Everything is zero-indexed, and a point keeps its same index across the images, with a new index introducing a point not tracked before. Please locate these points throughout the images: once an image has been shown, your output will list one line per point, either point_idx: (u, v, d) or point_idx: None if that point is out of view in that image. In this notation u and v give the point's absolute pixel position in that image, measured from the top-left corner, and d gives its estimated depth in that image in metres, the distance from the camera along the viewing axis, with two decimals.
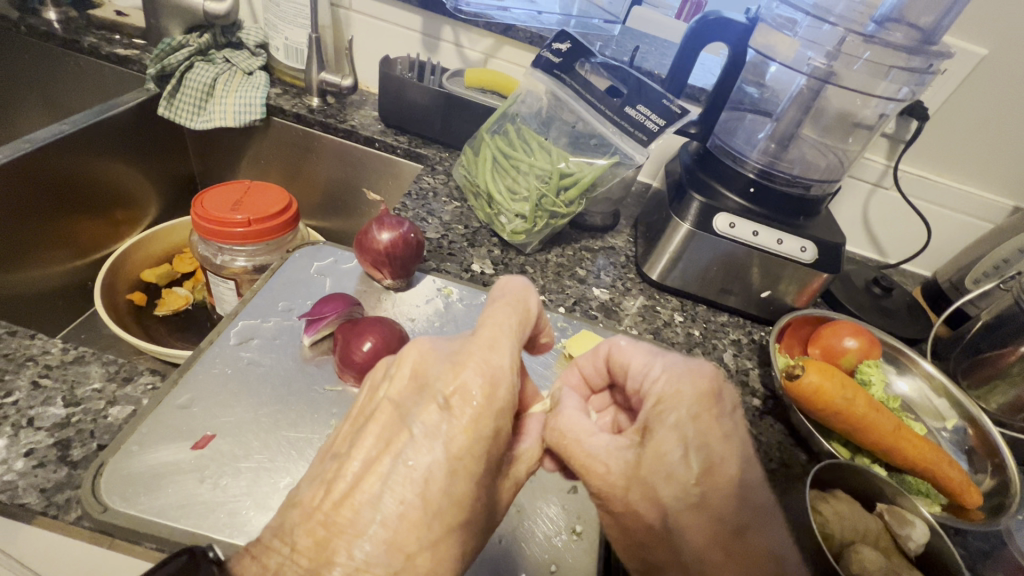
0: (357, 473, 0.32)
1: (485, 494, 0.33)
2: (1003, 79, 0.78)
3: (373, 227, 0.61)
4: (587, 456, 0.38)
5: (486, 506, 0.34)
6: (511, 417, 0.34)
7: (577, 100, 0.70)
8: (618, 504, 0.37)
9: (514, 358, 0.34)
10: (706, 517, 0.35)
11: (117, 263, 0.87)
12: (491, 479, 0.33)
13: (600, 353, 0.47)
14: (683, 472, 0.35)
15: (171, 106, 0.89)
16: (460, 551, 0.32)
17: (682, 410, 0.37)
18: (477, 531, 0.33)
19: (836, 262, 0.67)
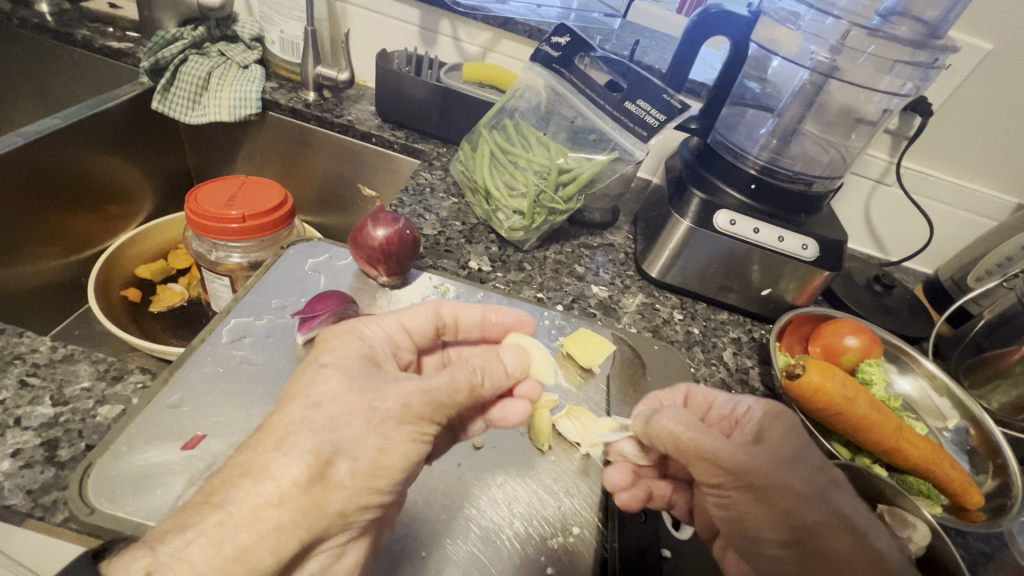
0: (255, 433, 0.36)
1: (352, 376, 0.37)
2: (1009, 73, 0.77)
3: (368, 223, 0.60)
4: (719, 443, 0.41)
5: (355, 388, 0.36)
6: (366, 340, 0.42)
7: (577, 94, 0.68)
8: (762, 476, 0.40)
9: (384, 325, 0.45)
10: (843, 490, 0.41)
11: (111, 259, 0.86)
12: (352, 364, 0.38)
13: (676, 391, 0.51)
14: (811, 454, 0.42)
15: (165, 100, 0.88)
16: (317, 420, 0.34)
17: (785, 416, 0.45)
18: (349, 408, 0.35)
19: (838, 259, 0.66)
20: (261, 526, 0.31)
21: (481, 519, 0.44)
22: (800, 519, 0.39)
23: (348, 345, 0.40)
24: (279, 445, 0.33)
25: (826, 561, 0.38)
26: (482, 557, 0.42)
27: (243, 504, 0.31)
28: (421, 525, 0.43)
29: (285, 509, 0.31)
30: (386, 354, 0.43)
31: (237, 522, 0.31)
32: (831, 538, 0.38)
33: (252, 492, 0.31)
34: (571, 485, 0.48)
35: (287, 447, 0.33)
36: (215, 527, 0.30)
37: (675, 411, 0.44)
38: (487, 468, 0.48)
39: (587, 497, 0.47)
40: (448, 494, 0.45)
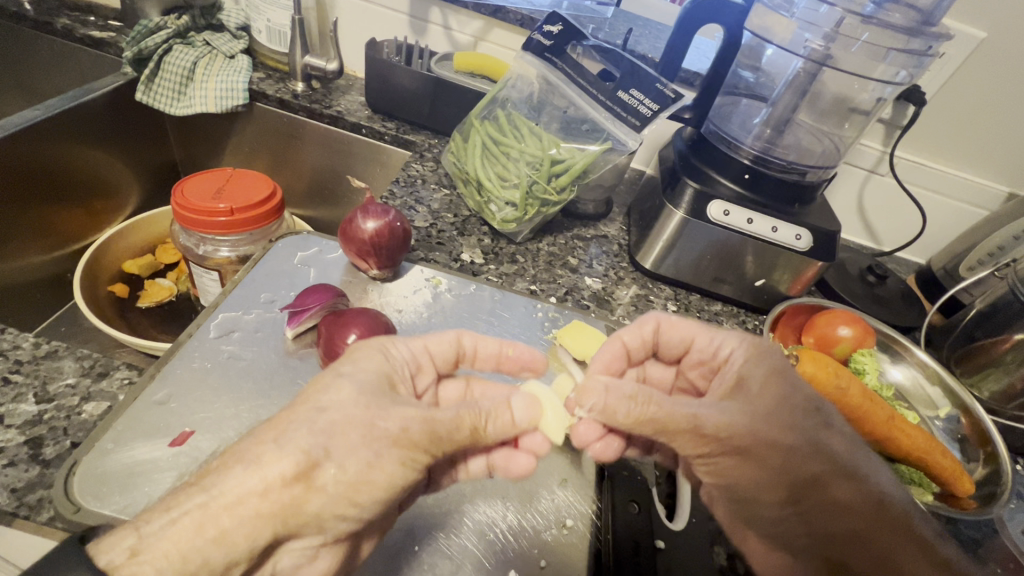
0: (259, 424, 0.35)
1: (365, 387, 0.36)
2: (1001, 62, 0.77)
3: (358, 215, 0.58)
4: (694, 409, 0.39)
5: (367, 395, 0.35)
6: (391, 358, 0.42)
7: (569, 84, 0.68)
8: (746, 439, 0.38)
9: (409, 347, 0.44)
10: (836, 432, 0.41)
11: (97, 255, 0.85)
12: (371, 375, 0.38)
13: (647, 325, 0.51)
14: (797, 403, 0.41)
15: (149, 90, 0.86)
16: (321, 422, 0.33)
17: (765, 365, 0.44)
18: (357, 413, 0.34)
19: (831, 248, 0.67)
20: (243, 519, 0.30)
21: (475, 513, 0.44)
22: (797, 474, 0.38)
23: (371, 358, 0.40)
24: (276, 440, 0.32)
25: (827, 511, 0.38)
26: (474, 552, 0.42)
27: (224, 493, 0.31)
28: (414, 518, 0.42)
29: (261, 506, 0.31)
30: (405, 373, 0.43)
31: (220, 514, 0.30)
32: (832, 487, 0.38)
33: (236, 483, 0.31)
34: (565, 478, 0.47)
35: (287, 445, 0.32)
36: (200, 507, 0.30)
37: (631, 389, 0.39)
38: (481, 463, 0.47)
39: (582, 487, 0.47)
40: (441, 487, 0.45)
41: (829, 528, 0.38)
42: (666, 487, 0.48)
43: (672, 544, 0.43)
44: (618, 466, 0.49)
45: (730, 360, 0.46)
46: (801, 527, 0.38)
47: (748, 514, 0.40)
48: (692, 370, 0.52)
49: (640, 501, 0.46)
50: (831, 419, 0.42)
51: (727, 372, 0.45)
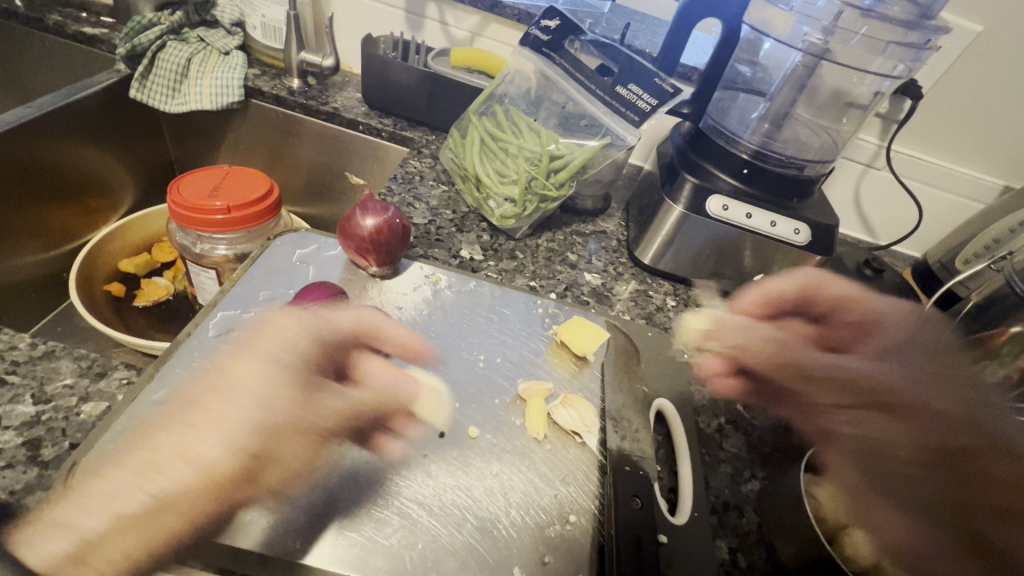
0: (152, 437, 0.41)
1: (261, 372, 0.44)
2: (997, 56, 0.77)
3: (357, 212, 0.57)
4: (811, 359, 0.50)
5: (253, 381, 0.44)
6: (291, 339, 0.47)
7: (568, 79, 0.68)
8: (900, 397, 0.44)
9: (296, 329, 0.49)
10: (993, 416, 0.43)
11: (93, 254, 0.84)
12: (264, 359, 0.45)
13: (799, 279, 0.56)
14: (956, 393, 0.44)
15: (143, 88, 0.85)
16: (245, 408, 0.42)
17: (912, 346, 0.49)
18: (238, 400, 0.42)
19: (829, 242, 0.67)
20: (177, 502, 0.37)
21: (478, 509, 0.43)
22: (954, 445, 0.41)
23: (264, 338, 0.48)
24: (179, 451, 0.39)
25: (970, 482, 0.39)
26: (475, 547, 0.41)
27: (161, 470, 0.38)
28: (415, 515, 0.41)
29: (202, 487, 0.38)
30: (263, 341, 0.47)
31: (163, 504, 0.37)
32: (980, 463, 0.40)
33: (179, 466, 0.38)
34: (565, 474, 0.47)
35: (223, 430, 0.40)
36: (145, 490, 0.37)
37: (767, 333, 0.54)
38: (481, 456, 0.46)
39: (585, 482, 0.47)
40: (444, 483, 0.44)
41: (947, 507, 0.38)
42: (669, 483, 0.50)
43: (675, 539, 0.43)
44: (620, 460, 0.48)
45: (885, 329, 0.50)
46: (923, 490, 0.39)
47: (876, 471, 0.42)
48: (840, 327, 0.52)
49: (643, 496, 0.45)
50: (995, 405, 0.43)
51: (880, 342, 0.50)
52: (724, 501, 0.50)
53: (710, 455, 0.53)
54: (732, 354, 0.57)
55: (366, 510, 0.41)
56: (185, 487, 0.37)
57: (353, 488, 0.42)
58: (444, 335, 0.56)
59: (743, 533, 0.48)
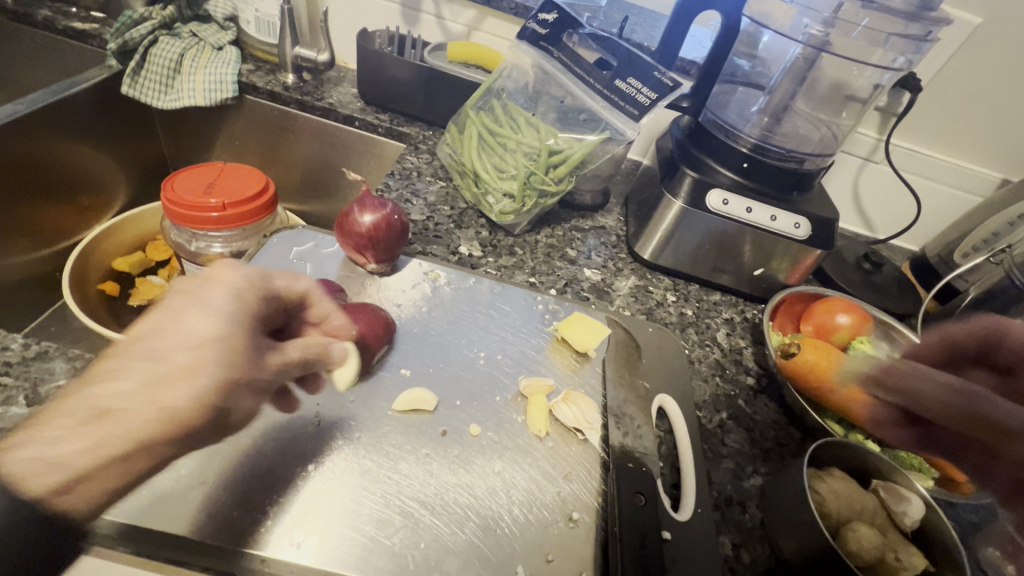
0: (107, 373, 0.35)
1: (219, 310, 0.38)
2: (998, 49, 0.77)
3: (354, 208, 0.56)
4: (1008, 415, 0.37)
5: (206, 317, 0.38)
6: (252, 290, 0.41)
7: (566, 73, 0.67)
8: None
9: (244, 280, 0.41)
10: None
11: (86, 253, 0.83)
12: (224, 299, 0.39)
13: (990, 321, 0.41)
14: None
15: (135, 84, 0.84)
16: (191, 345, 0.36)
17: None
18: (188, 341, 0.37)
19: (830, 237, 0.66)
20: (122, 425, 0.34)
21: (480, 508, 0.42)
22: None
23: (221, 276, 0.40)
24: (129, 395, 0.34)
25: None
26: (478, 546, 0.40)
27: (103, 390, 0.34)
28: (417, 513, 0.41)
29: (144, 414, 0.34)
30: (220, 277, 0.40)
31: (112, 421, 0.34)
32: None
33: (123, 385, 0.35)
34: (569, 471, 0.46)
35: (165, 361, 0.36)
36: (90, 410, 0.34)
37: (957, 382, 0.40)
38: (481, 453, 0.46)
39: (588, 479, 0.46)
40: (447, 482, 0.43)
41: None
42: (671, 479, 0.50)
43: (681, 535, 0.44)
44: (623, 458, 0.48)
45: None
46: None
47: None
48: None
49: (647, 493, 0.45)
50: None
51: None
52: (726, 496, 0.50)
53: (712, 451, 0.53)
54: (899, 403, 0.44)
55: (368, 514, 0.40)
56: (132, 405, 0.34)
57: (354, 488, 0.42)
58: (444, 333, 0.55)
59: (747, 529, 0.48)
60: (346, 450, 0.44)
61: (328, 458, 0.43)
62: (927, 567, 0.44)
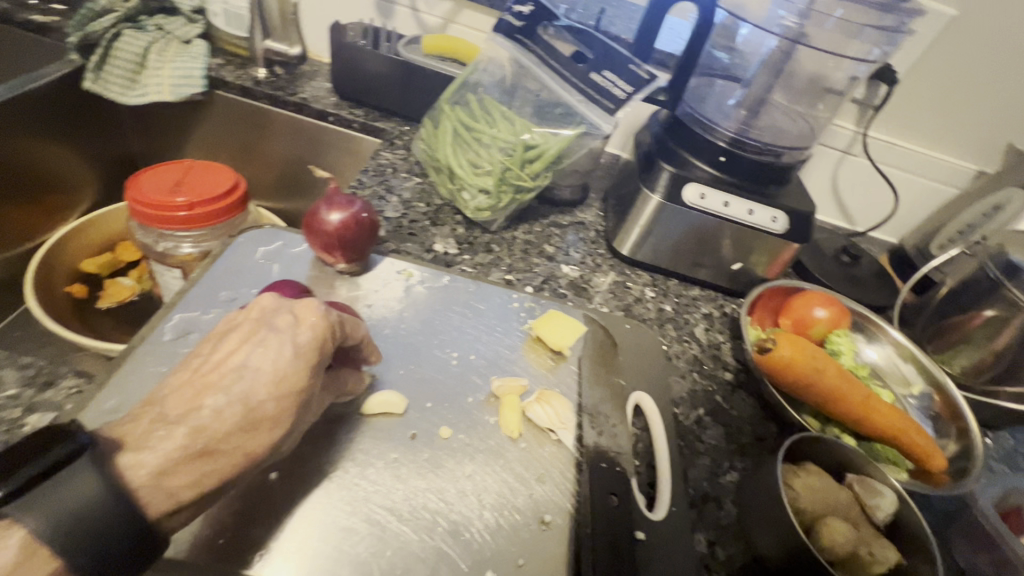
0: (194, 399, 0.38)
1: (307, 356, 0.41)
2: (973, 40, 0.77)
3: (321, 206, 0.54)
4: None
5: (296, 364, 0.40)
6: (325, 325, 0.42)
7: (542, 66, 0.66)
8: None
9: (321, 322, 0.42)
10: None
11: (51, 254, 0.81)
12: (312, 345, 0.41)
13: None
14: None
15: (99, 80, 0.81)
16: (280, 393, 0.39)
17: None
18: (278, 387, 0.39)
19: (806, 231, 0.66)
20: (223, 460, 0.37)
21: (450, 513, 0.42)
22: None
23: (308, 320, 0.42)
24: (205, 423, 0.37)
25: None
26: (448, 552, 0.40)
27: (204, 425, 0.37)
28: (384, 519, 0.40)
29: (242, 453, 0.38)
30: (312, 321, 0.42)
31: (214, 455, 0.37)
32: None
33: (221, 424, 0.37)
34: (543, 473, 0.46)
35: (247, 403, 0.38)
36: (192, 447, 0.36)
37: None
38: (452, 456, 0.45)
39: (561, 481, 0.45)
40: (415, 486, 0.42)
41: None
42: (647, 478, 0.49)
43: (655, 535, 0.44)
44: (597, 458, 0.47)
45: None
46: None
47: None
48: None
49: (619, 494, 0.45)
50: None
51: None
52: (703, 493, 0.50)
53: (690, 448, 0.53)
54: None
55: (333, 524, 0.39)
56: (231, 444, 0.38)
57: (319, 495, 0.41)
58: (417, 333, 0.54)
59: (723, 525, 0.48)
60: (312, 455, 0.43)
61: (294, 465, 0.42)
62: (899, 561, 0.44)
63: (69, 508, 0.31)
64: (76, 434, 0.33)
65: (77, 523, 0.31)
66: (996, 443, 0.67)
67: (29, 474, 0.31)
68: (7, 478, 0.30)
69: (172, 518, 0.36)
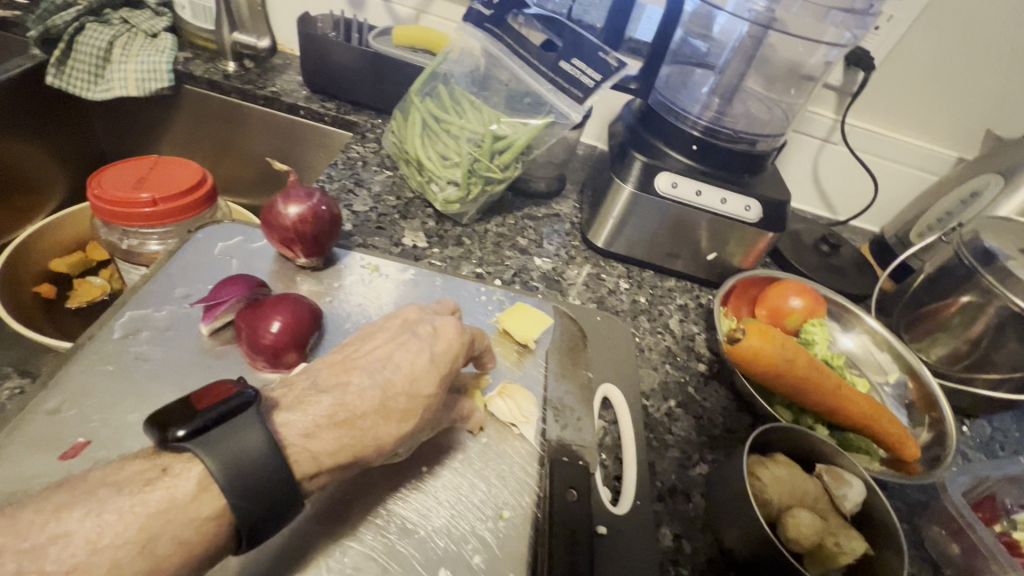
0: (346, 377, 0.40)
1: (441, 364, 0.42)
2: (949, 24, 0.76)
3: (279, 200, 0.53)
4: None
5: (430, 369, 0.41)
6: (464, 331, 0.45)
7: (511, 56, 0.64)
8: None
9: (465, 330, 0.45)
10: None
11: (17, 253, 0.79)
12: (446, 356, 0.43)
13: None
14: None
15: (62, 74, 0.79)
16: (411, 390, 0.40)
17: None
18: (414, 385, 0.40)
19: (781, 220, 0.65)
20: (353, 439, 0.37)
21: (401, 510, 0.41)
22: None
23: (447, 335, 0.43)
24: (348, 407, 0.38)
25: None
26: (399, 549, 0.39)
27: (348, 401, 0.38)
28: (335, 517, 0.39)
29: (367, 438, 0.38)
30: (448, 335, 0.44)
31: (351, 428, 0.37)
32: None
33: (361, 403, 0.38)
34: (504, 469, 0.45)
35: (387, 390, 0.39)
36: (336, 417, 0.37)
37: None
38: (408, 453, 0.44)
39: (522, 477, 0.45)
40: (369, 485, 0.41)
41: None
42: (614, 471, 0.49)
43: (615, 529, 0.43)
44: (559, 451, 0.47)
45: None
46: None
47: None
48: None
49: (579, 487, 0.44)
50: None
51: None
52: (671, 486, 0.49)
53: (659, 440, 0.52)
54: None
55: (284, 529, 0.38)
56: (364, 425, 0.38)
57: None
58: None
59: (690, 519, 0.47)
60: None
61: None
62: (866, 552, 0.44)
63: (228, 453, 0.32)
64: (238, 392, 0.35)
65: (227, 473, 0.31)
66: (972, 431, 0.67)
67: (211, 417, 0.33)
68: (194, 419, 0.33)
69: (310, 483, 0.36)
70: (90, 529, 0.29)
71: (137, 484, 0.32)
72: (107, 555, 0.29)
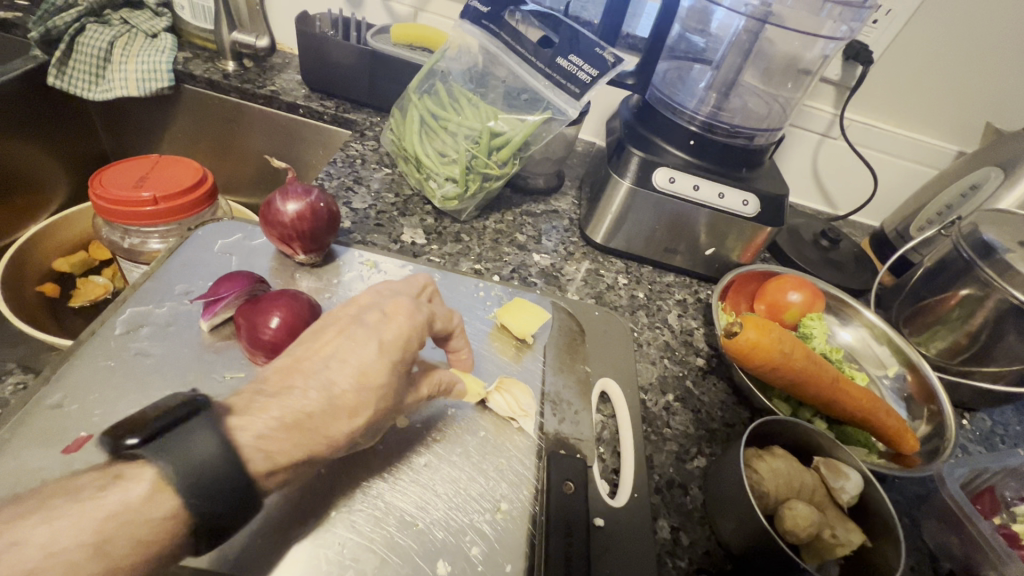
0: (293, 379, 0.38)
1: (391, 353, 0.40)
2: (948, 17, 0.76)
3: (277, 198, 0.53)
4: None
5: (379, 361, 0.39)
6: (415, 315, 0.43)
7: (508, 53, 0.64)
8: None
9: (417, 315, 0.43)
10: None
11: (20, 254, 0.79)
12: (394, 341, 0.41)
13: None
14: None
15: (62, 75, 0.80)
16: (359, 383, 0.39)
17: None
18: (362, 379, 0.39)
19: (777, 214, 0.65)
20: (305, 441, 0.36)
21: (400, 504, 0.41)
22: None
23: (398, 319, 0.42)
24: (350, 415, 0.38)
25: None
26: (395, 542, 0.39)
27: (297, 404, 0.37)
28: (335, 509, 0.40)
29: (317, 437, 0.36)
30: (400, 317, 0.42)
31: (300, 431, 0.36)
32: None
33: (308, 403, 0.37)
34: (502, 462, 0.45)
35: (334, 386, 0.38)
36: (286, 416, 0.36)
37: None
38: (407, 447, 0.44)
39: (520, 470, 0.45)
40: (369, 478, 0.42)
41: None
42: (613, 464, 0.49)
43: (612, 521, 0.43)
44: (556, 445, 0.47)
45: None
46: None
47: None
48: None
49: (576, 480, 0.44)
50: None
51: None
52: (669, 479, 0.49)
53: (656, 434, 0.52)
54: None
55: (283, 522, 0.38)
56: (313, 424, 0.37)
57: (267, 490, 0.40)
58: None
59: (688, 511, 0.47)
60: None
61: None
62: (863, 543, 0.44)
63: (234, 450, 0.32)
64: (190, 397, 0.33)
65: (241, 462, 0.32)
66: (973, 425, 0.67)
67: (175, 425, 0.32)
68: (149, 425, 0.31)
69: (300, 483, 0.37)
70: (40, 539, 0.27)
71: (87, 491, 0.29)
72: (60, 559, 0.27)
